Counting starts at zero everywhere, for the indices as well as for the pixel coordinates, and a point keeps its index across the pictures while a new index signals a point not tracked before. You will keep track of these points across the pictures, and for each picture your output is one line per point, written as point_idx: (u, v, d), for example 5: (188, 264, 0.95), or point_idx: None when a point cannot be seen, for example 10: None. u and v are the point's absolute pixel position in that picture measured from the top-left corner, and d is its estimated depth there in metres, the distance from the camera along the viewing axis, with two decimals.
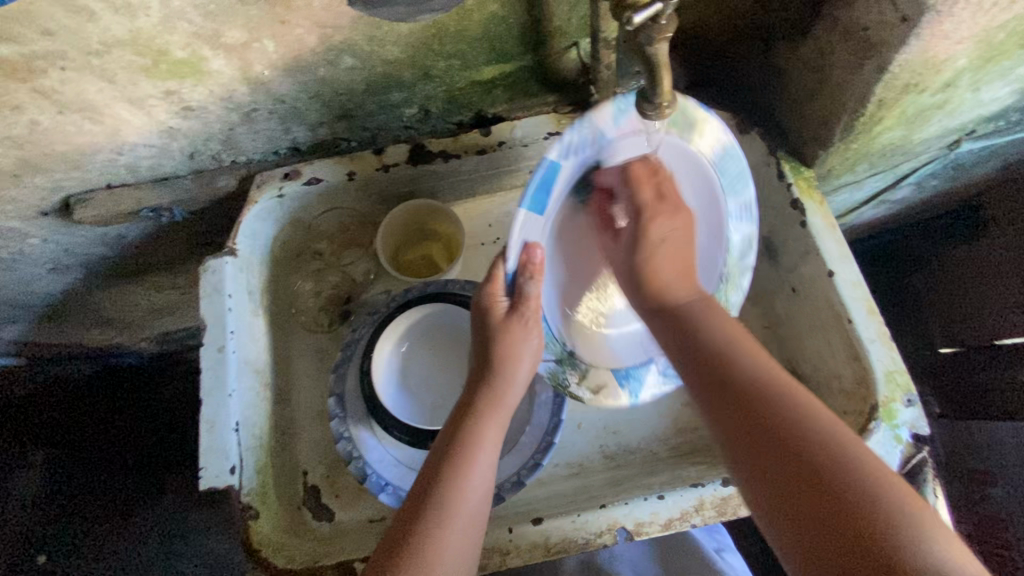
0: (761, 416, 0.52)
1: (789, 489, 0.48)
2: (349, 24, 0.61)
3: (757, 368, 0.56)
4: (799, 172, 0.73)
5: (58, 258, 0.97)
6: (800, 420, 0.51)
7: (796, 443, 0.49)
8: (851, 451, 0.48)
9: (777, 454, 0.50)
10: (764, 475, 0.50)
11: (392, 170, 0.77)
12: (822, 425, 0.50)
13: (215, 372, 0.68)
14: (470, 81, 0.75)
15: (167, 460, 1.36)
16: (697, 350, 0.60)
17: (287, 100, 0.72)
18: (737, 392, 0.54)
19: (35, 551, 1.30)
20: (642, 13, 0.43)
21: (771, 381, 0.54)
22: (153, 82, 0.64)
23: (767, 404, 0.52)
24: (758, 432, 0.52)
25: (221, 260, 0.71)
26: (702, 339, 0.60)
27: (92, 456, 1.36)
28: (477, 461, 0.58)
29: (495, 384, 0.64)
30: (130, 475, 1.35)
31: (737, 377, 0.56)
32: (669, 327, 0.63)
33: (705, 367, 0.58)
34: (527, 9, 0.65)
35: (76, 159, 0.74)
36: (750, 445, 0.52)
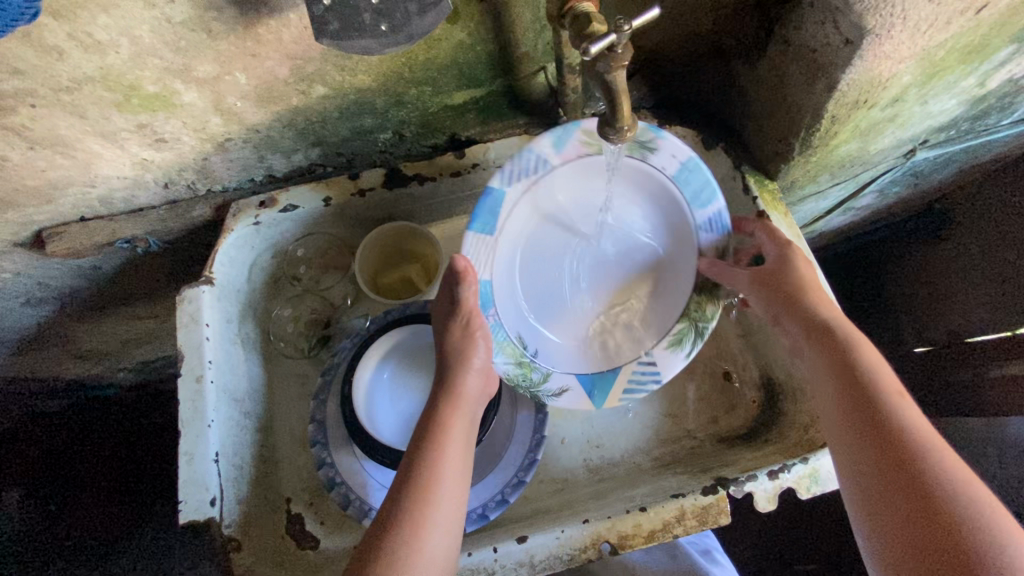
0: (898, 445, 0.54)
1: (885, 493, 0.52)
2: (320, 56, 0.63)
3: (903, 410, 0.56)
4: (764, 185, 0.77)
5: (32, 291, 0.98)
6: (926, 446, 0.53)
7: (931, 486, 0.50)
8: (968, 495, 0.50)
9: (906, 480, 0.52)
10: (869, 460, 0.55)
11: (368, 194, 0.79)
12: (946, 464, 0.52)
13: (193, 403, 0.67)
14: (442, 105, 0.76)
15: (149, 491, 1.35)
16: (855, 387, 0.58)
17: (261, 129, 0.72)
18: (867, 422, 0.56)
19: None
20: (599, 43, 0.45)
21: (919, 430, 0.54)
22: (125, 116, 0.64)
23: (899, 431, 0.54)
24: (899, 462, 0.53)
25: (196, 289, 0.71)
26: (870, 380, 0.58)
27: (73, 490, 1.34)
28: (445, 455, 0.59)
29: (450, 378, 0.66)
30: (111, 507, 1.33)
31: (902, 418, 0.55)
32: (822, 356, 0.62)
33: (848, 387, 0.59)
34: (494, 36, 0.67)
35: (48, 193, 0.74)
36: (877, 460, 0.54)
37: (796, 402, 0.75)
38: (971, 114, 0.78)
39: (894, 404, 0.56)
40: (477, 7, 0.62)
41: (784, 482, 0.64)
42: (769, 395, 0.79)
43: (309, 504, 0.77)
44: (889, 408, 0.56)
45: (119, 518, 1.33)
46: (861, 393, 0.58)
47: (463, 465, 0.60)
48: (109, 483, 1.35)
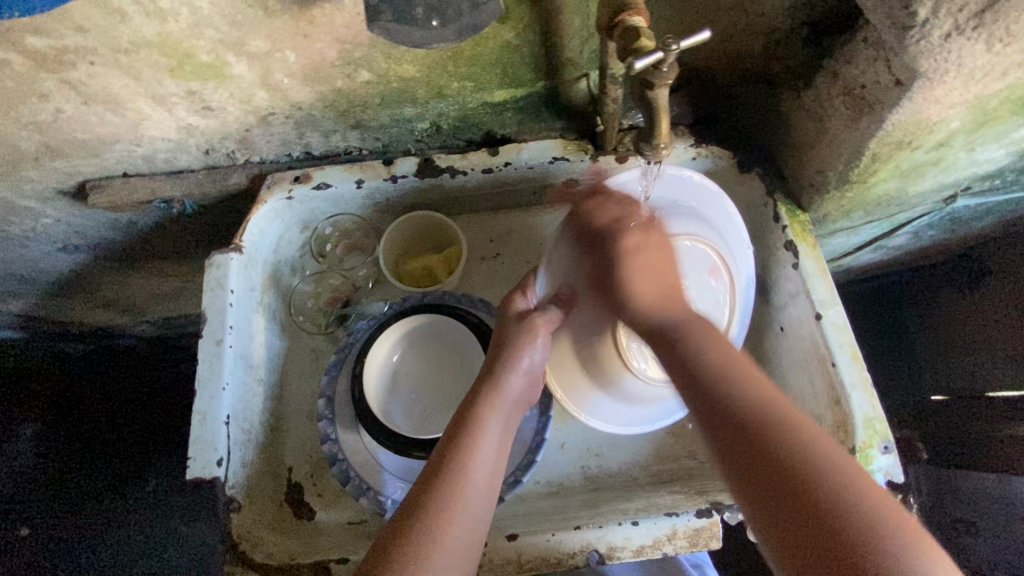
0: (749, 440, 0.52)
1: (811, 545, 0.46)
2: (368, 42, 0.64)
3: (733, 400, 0.55)
4: (794, 215, 0.76)
5: (68, 238, 1.02)
6: (785, 431, 0.52)
7: (794, 482, 0.49)
8: (832, 481, 0.48)
9: (781, 485, 0.50)
10: (770, 503, 0.50)
11: (399, 181, 0.80)
12: (809, 450, 0.50)
13: (211, 364, 0.69)
14: (482, 102, 0.77)
15: (152, 442, 1.45)
16: (690, 380, 0.59)
17: (304, 107, 0.74)
18: (725, 421, 0.54)
19: (20, 523, 1.39)
20: (644, 60, 0.45)
21: (777, 416, 0.53)
22: (177, 81, 0.66)
23: (752, 428, 0.53)
24: (762, 463, 0.51)
25: (226, 255, 0.74)
26: (723, 371, 0.58)
27: (82, 434, 1.45)
28: (476, 448, 0.62)
29: (498, 376, 0.68)
30: (118, 454, 1.44)
31: (754, 412, 0.54)
32: (662, 346, 0.64)
33: (694, 379, 0.58)
34: (541, 39, 0.67)
35: (95, 147, 0.77)
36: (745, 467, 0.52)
37: None
38: (1020, 166, 0.75)
39: (733, 395, 0.55)
40: (527, 10, 0.62)
41: None
42: None
43: (309, 475, 0.79)
44: (724, 398, 0.55)
45: (123, 467, 1.43)
46: (698, 386, 0.58)
47: (493, 462, 0.62)
48: (118, 431, 1.46)
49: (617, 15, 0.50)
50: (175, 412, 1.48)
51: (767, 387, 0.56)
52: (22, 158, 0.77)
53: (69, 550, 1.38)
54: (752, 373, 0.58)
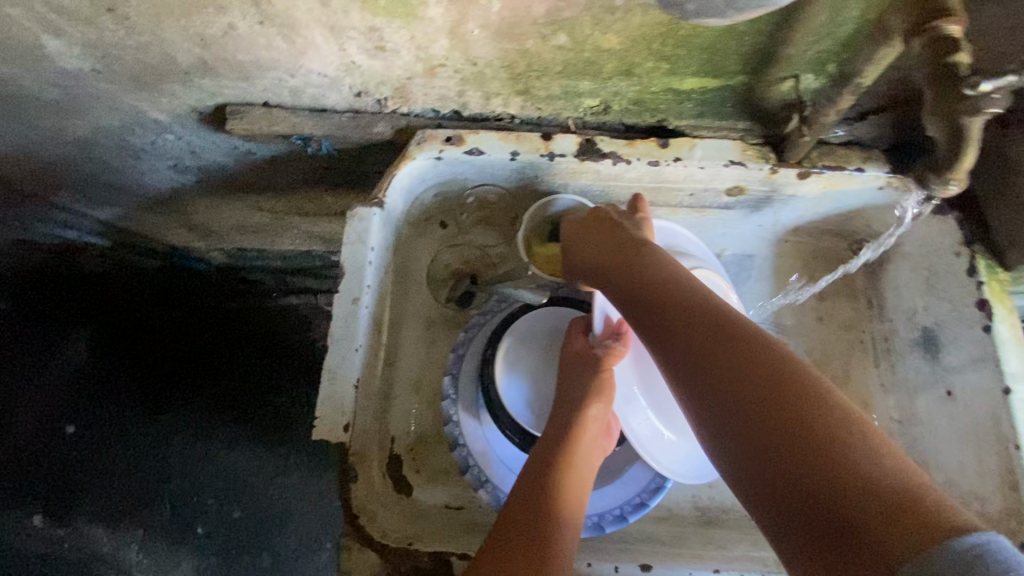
0: (763, 375, 0.43)
1: (766, 445, 0.42)
2: (585, 3, 0.57)
3: (733, 320, 0.47)
4: (994, 274, 0.70)
5: (182, 158, 0.98)
6: (772, 358, 0.44)
7: (799, 414, 0.41)
8: (822, 409, 0.41)
9: (780, 418, 0.42)
10: (728, 399, 0.44)
11: (557, 160, 0.74)
12: (802, 378, 0.43)
13: (345, 323, 0.65)
14: (667, 87, 0.70)
15: (205, 371, 1.50)
16: (662, 305, 0.51)
17: (479, 63, 0.68)
18: (707, 346, 0.46)
19: (65, 422, 1.42)
20: (992, 81, 0.41)
21: (739, 333, 0.46)
22: (363, 15, 0.61)
23: (750, 356, 0.44)
24: (752, 390, 0.43)
25: (369, 210, 0.69)
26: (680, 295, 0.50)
27: (137, 351, 1.49)
28: (566, 498, 0.57)
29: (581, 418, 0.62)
30: (168, 375, 1.48)
31: (731, 330, 0.46)
32: (620, 268, 0.58)
33: (665, 302, 0.51)
34: (770, 30, 0.59)
35: (249, 71, 0.72)
36: (748, 407, 0.43)
37: None
38: None
39: (727, 321, 0.47)
40: None
41: None
42: None
43: (410, 449, 0.76)
44: (716, 324, 0.47)
45: (175, 386, 1.48)
46: (681, 308, 0.50)
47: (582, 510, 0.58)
48: (171, 354, 1.50)
49: (930, 18, 0.43)
50: (234, 340, 1.54)
51: (680, 270, 0.54)
52: (173, 70, 0.72)
53: (110, 457, 1.41)
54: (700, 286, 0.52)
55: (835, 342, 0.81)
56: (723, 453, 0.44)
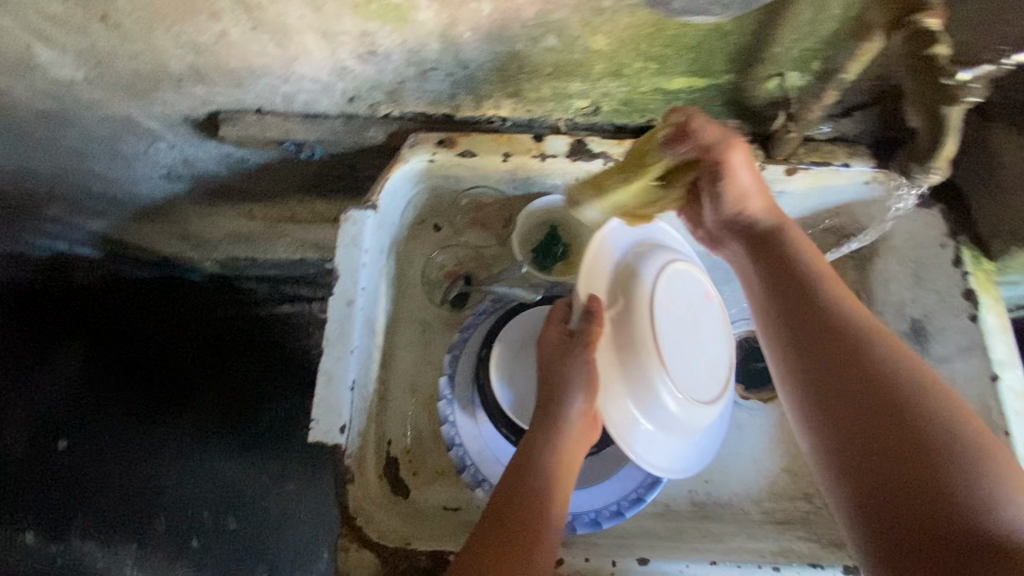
0: (903, 421, 0.51)
1: (865, 461, 0.51)
2: (573, 5, 0.58)
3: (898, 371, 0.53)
4: (979, 263, 0.70)
5: (174, 166, 0.98)
6: (926, 408, 0.51)
7: (933, 457, 0.49)
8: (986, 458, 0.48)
9: (908, 457, 0.49)
10: (864, 442, 0.52)
11: (548, 161, 0.75)
12: (952, 422, 0.50)
13: (340, 325, 0.65)
14: (656, 87, 0.71)
15: (197, 379, 1.48)
16: (857, 366, 0.55)
17: (470, 66, 0.69)
18: (870, 397, 0.53)
19: (58, 436, 1.41)
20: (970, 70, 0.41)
21: (910, 385, 0.53)
22: (355, 19, 0.61)
23: (895, 410, 0.51)
24: (899, 437, 0.50)
25: (362, 212, 0.70)
26: (875, 351, 0.55)
27: (127, 361, 1.47)
28: (543, 496, 0.56)
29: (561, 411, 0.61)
30: (158, 384, 1.46)
31: (906, 387, 0.52)
32: (800, 312, 0.60)
33: (840, 353, 0.56)
34: (754, 29, 0.60)
35: (242, 77, 0.72)
36: (863, 439, 0.52)
37: None
38: None
39: (875, 369, 0.54)
40: None
41: None
42: None
43: (406, 452, 0.76)
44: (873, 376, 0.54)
45: (168, 398, 1.46)
46: (852, 362, 0.55)
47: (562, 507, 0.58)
48: (160, 362, 1.48)
49: (909, 12, 0.44)
50: (228, 351, 1.51)
51: (846, 311, 0.58)
52: (165, 78, 0.73)
53: (103, 470, 1.39)
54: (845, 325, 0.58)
55: None
56: (846, 482, 0.52)
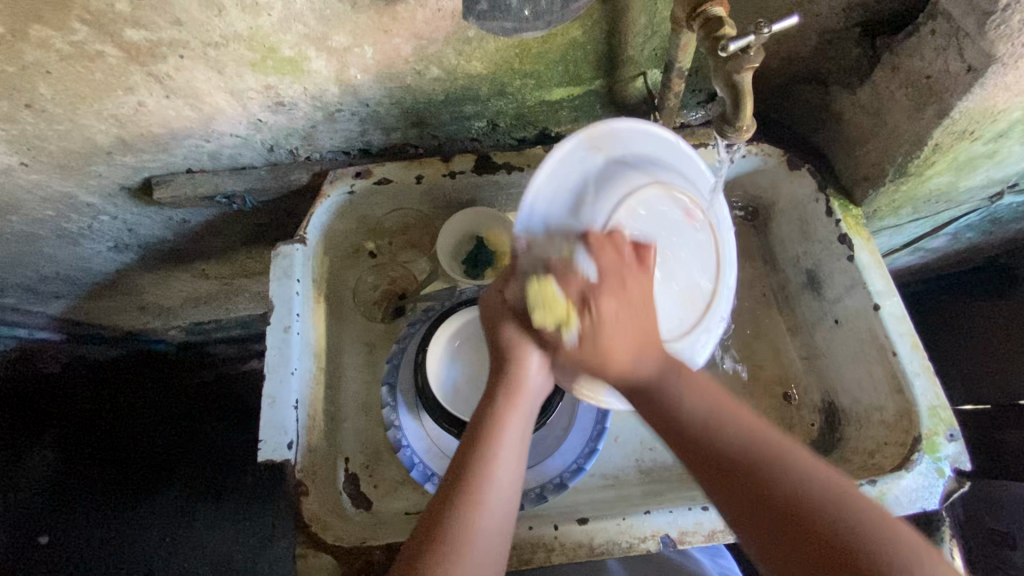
0: (780, 508, 0.48)
1: (788, 549, 0.47)
2: (444, 38, 0.67)
3: (744, 438, 0.53)
4: (847, 210, 0.78)
5: (120, 237, 1.03)
6: (785, 477, 0.50)
7: (827, 541, 0.46)
8: (866, 517, 0.46)
9: (806, 543, 0.46)
10: (769, 544, 0.48)
11: (458, 177, 0.82)
12: (818, 489, 0.48)
13: (279, 351, 0.71)
14: (540, 100, 0.80)
15: (175, 451, 1.50)
16: (720, 468, 0.52)
17: (371, 103, 0.77)
18: (749, 503, 0.50)
19: (38, 532, 1.40)
20: (736, 42, 0.47)
21: (769, 455, 0.51)
22: (256, 76, 0.69)
23: (777, 491, 0.49)
24: (784, 524, 0.48)
25: (291, 246, 0.76)
26: (689, 425, 0.55)
27: (105, 444, 1.47)
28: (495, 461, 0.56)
29: (512, 373, 0.60)
30: (140, 463, 1.47)
31: (772, 464, 0.51)
32: (651, 413, 0.57)
33: (710, 470, 0.53)
34: (605, 38, 0.70)
35: (166, 142, 0.79)
36: (766, 532, 0.48)
37: (860, 427, 0.75)
38: None
39: (715, 442, 0.53)
40: (598, 8, 0.65)
41: None
42: (829, 420, 0.80)
43: (365, 466, 0.80)
44: (714, 453, 0.53)
45: (149, 474, 1.47)
46: (722, 474, 0.52)
47: (517, 470, 0.57)
48: (140, 441, 1.49)
49: (699, 3, 0.52)
50: (207, 419, 1.53)
51: (670, 377, 0.58)
52: (94, 152, 0.79)
53: (88, 557, 1.39)
54: (713, 399, 0.56)
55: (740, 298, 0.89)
56: None
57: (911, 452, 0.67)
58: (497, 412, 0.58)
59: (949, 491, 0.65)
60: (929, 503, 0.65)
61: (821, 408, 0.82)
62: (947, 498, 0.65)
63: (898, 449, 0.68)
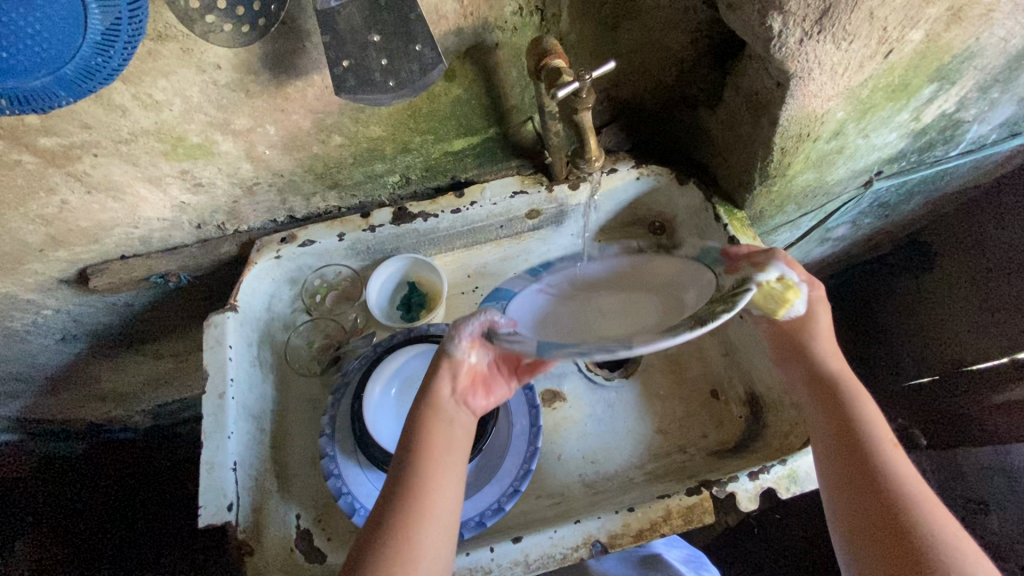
0: (887, 497, 0.57)
1: (875, 529, 0.56)
2: (338, 110, 0.74)
3: (882, 443, 0.60)
4: (732, 214, 0.84)
5: (66, 328, 1.05)
6: (900, 479, 0.58)
7: (916, 539, 0.54)
8: (946, 534, 0.54)
9: (890, 529, 0.55)
10: (862, 520, 0.57)
11: (377, 230, 0.88)
12: (920, 501, 0.56)
13: (215, 417, 0.73)
14: (443, 151, 0.87)
15: (146, 548, 1.44)
16: (849, 441, 0.61)
17: (285, 174, 0.83)
18: (864, 482, 0.59)
19: None
20: (564, 89, 0.58)
21: (892, 459, 0.59)
22: (171, 163, 0.75)
23: (885, 485, 0.58)
24: (884, 511, 0.56)
25: (222, 315, 0.79)
26: (859, 419, 0.62)
27: (72, 546, 1.42)
28: (431, 481, 0.59)
29: (433, 399, 0.63)
30: (106, 564, 1.41)
31: (887, 460, 0.59)
32: (821, 403, 0.65)
33: (847, 444, 0.61)
34: (486, 91, 0.78)
35: (96, 234, 0.84)
36: (861, 505, 0.58)
37: (777, 412, 0.80)
38: (917, 146, 0.86)
39: (868, 442, 0.61)
40: (471, 67, 0.73)
41: (765, 482, 0.68)
42: (754, 409, 0.84)
43: (317, 521, 0.82)
44: (869, 442, 0.61)
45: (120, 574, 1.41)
46: (857, 453, 0.60)
47: (451, 486, 0.60)
48: (108, 538, 1.44)
49: (542, 58, 0.60)
50: (178, 510, 1.47)
51: (851, 387, 0.65)
52: (26, 251, 0.83)
53: None
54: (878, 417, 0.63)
55: None
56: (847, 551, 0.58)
57: None
58: (422, 428, 0.61)
59: None
60: None
61: (745, 400, 0.86)
62: None
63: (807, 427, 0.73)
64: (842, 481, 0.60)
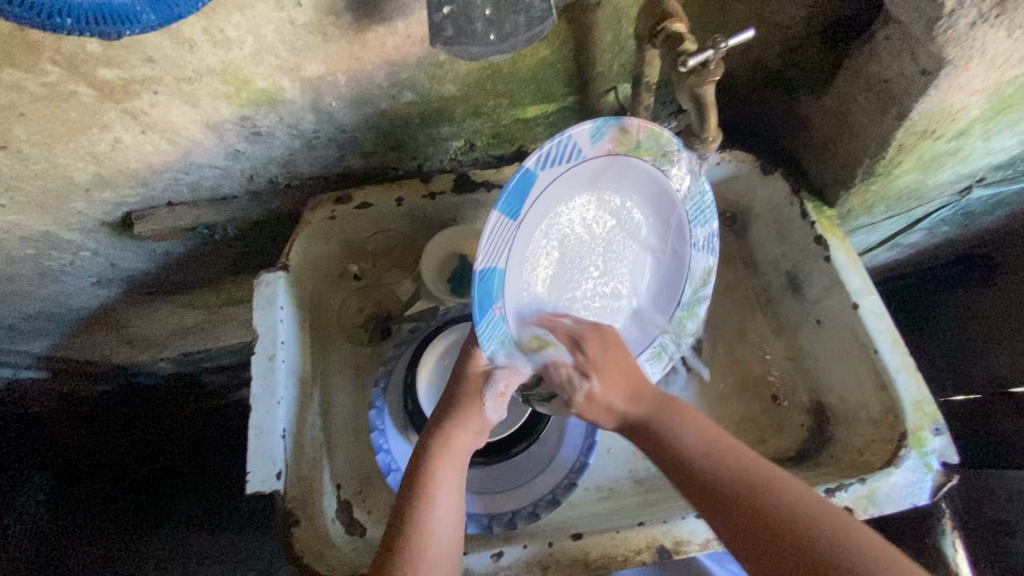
0: (744, 503, 0.56)
1: (756, 539, 0.54)
2: (415, 63, 0.68)
3: (726, 457, 0.60)
4: (821, 211, 0.79)
5: (103, 272, 1.02)
6: (754, 480, 0.57)
7: (804, 541, 0.51)
8: (844, 530, 0.51)
9: (767, 535, 0.53)
10: (742, 535, 0.55)
11: (438, 198, 0.82)
12: (799, 501, 0.54)
13: (265, 380, 0.70)
14: (515, 118, 0.81)
15: (175, 485, 1.48)
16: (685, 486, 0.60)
17: (347, 129, 0.77)
18: (721, 491, 0.57)
19: None
20: (696, 57, 0.52)
21: (744, 463, 0.59)
22: (232, 108, 0.70)
23: (746, 488, 0.56)
24: (748, 523, 0.54)
25: (274, 274, 0.75)
26: (675, 444, 0.63)
27: (98, 481, 1.42)
28: (437, 507, 0.60)
29: (448, 429, 0.65)
30: (135, 498, 1.44)
31: (748, 468, 0.58)
32: (645, 442, 0.65)
33: (684, 476, 0.61)
34: (575, 55, 0.71)
35: (145, 177, 0.79)
36: (730, 524, 0.56)
37: (847, 426, 0.76)
38: None
39: (709, 458, 0.60)
40: (564, 27, 0.67)
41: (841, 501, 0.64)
42: (819, 418, 0.80)
43: (358, 492, 0.80)
44: (699, 462, 0.60)
45: (149, 510, 1.44)
46: (697, 479, 0.60)
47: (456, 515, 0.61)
48: (134, 476, 1.45)
49: (660, 21, 0.54)
50: (205, 451, 1.51)
51: (668, 414, 0.66)
52: (72, 190, 0.79)
53: None
54: (720, 435, 0.63)
55: (726, 304, 0.91)
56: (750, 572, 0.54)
57: (898, 449, 0.67)
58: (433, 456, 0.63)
59: (938, 485, 0.65)
60: (919, 498, 0.65)
61: (810, 408, 0.82)
62: (937, 492, 0.65)
63: (885, 446, 0.69)
64: (728, 538, 0.56)
